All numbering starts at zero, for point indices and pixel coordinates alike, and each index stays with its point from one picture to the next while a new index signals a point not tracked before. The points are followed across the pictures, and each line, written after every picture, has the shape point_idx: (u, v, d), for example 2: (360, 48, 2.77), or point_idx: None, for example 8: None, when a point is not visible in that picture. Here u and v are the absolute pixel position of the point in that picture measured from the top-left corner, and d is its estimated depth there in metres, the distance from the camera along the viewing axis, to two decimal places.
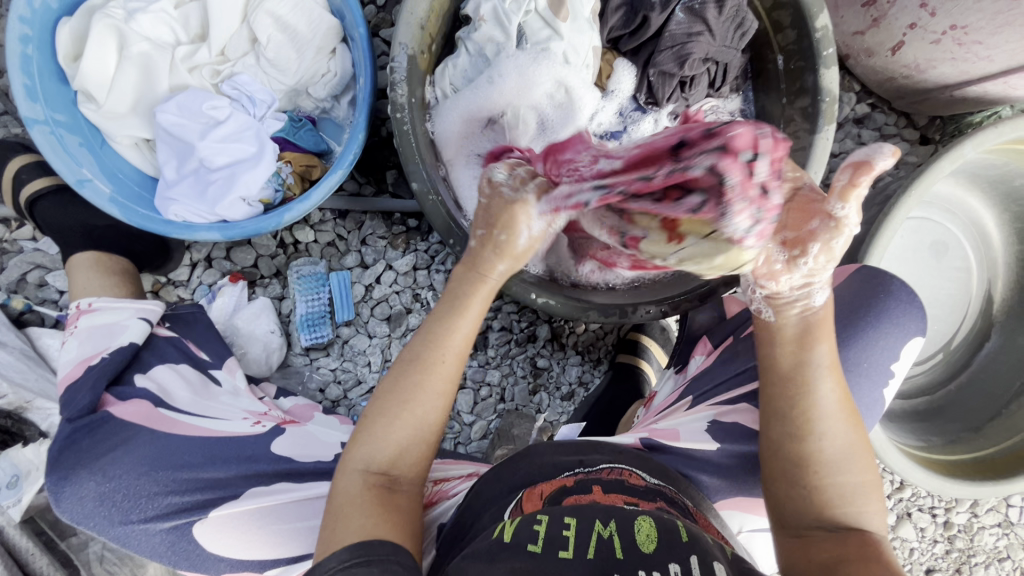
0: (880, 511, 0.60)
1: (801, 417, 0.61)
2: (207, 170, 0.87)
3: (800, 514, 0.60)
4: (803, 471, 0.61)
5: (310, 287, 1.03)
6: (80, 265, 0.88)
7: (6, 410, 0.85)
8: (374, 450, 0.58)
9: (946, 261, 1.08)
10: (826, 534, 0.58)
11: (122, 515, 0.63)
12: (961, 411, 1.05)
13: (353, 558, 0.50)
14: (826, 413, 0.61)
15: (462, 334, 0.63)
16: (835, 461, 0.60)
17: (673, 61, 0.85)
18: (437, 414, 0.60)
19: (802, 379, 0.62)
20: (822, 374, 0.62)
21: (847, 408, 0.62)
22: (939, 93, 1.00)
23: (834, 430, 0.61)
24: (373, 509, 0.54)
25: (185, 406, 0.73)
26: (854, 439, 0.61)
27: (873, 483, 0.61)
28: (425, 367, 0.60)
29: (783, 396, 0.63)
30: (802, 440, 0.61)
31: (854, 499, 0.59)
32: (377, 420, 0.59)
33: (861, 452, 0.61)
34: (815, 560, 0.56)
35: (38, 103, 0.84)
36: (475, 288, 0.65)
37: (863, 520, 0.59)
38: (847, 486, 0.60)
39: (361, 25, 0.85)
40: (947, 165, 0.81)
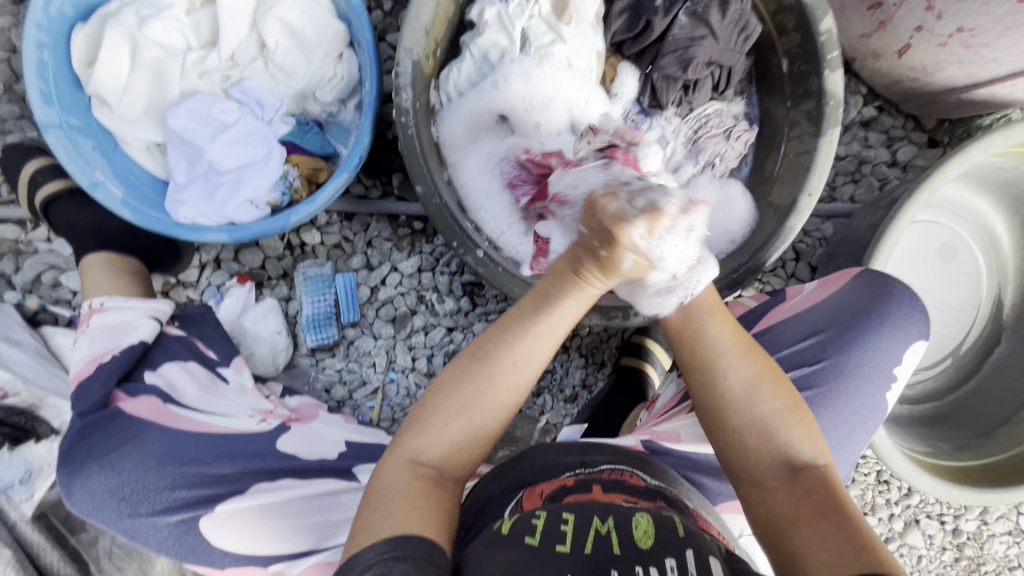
0: (811, 431, 0.61)
1: (700, 366, 0.65)
2: (217, 173, 0.89)
3: (744, 468, 0.61)
4: (722, 422, 0.63)
5: (316, 289, 1.04)
6: (94, 266, 0.90)
7: (19, 407, 0.87)
8: (428, 443, 0.58)
9: (955, 265, 1.07)
10: (776, 483, 0.59)
11: (130, 509, 0.64)
12: (971, 417, 1.03)
13: (389, 551, 0.50)
14: (719, 353, 0.64)
15: (541, 348, 0.61)
16: (744, 401, 0.62)
17: (676, 65, 0.86)
18: (495, 423, 0.60)
19: (690, 329, 0.66)
20: (703, 317, 0.66)
21: (736, 346, 0.64)
22: (947, 96, 0.99)
23: (731, 369, 0.63)
24: (418, 500, 0.55)
25: (193, 402, 0.75)
26: (753, 369, 0.63)
27: (791, 404, 0.62)
28: (494, 373, 0.59)
29: (682, 343, 0.67)
30: (708, 391, 0.64)
31: (777, 430, 0.61)
32: (436, 416, 0.59)
33: (772, 379, 0.63)
34: (772, 516, 0.57)
35: (53, 107, 0.86)
36: (569, 293, 0.61)
37: (796, 450, 0.60)
38: (767, 423, 0.61)
39: (367, 30, 0.86)
40: (953, 168, 0.81)
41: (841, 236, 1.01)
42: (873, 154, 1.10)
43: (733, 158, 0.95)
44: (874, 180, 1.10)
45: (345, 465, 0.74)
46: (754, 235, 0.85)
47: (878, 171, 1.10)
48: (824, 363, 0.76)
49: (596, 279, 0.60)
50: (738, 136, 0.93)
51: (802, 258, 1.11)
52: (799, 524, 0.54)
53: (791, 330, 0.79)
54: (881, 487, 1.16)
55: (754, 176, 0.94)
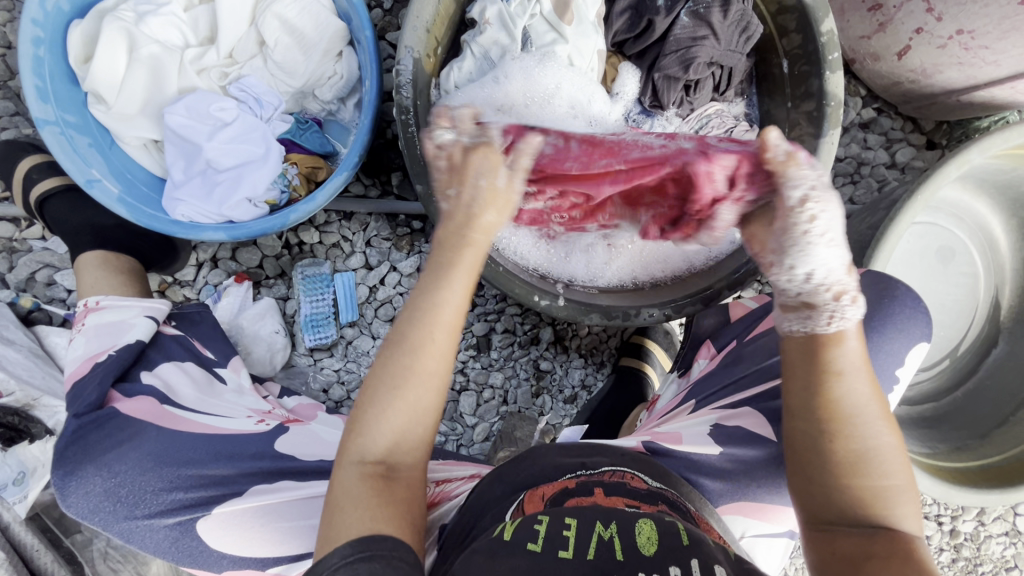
0: (916, 511, 0.55)
1: (821, 416, 0.55)
2: (214, 171, 0.89)
3: (824, 517, 0.56)
4: (824, 476, 0.55)
5: (314, 288, 1.03)
6: (89, 264, 0.89)
7: (13, 407, 0.86)
8: (370, 441, 0.56)
9: (953, 266, 1.07)
10: (856, 540, 0.53)
11: (126, 511, 0.64)
12: (968, 418, 1.04)
13: (357, 552, 0.50)
14: (859, 414, 0.54)
15: (451, 311, 0.58)
16: (862, 465, 0.54)
17: (678, 65, 0.86)
18: (432, 403, 0.57)
19: (826, 376, 0.54)
20: (855, 371, 0.54)
21: (879, 408, 0.54)
22: (946, 98, 1.00)
23: (870, 432, 0.54)
24: (369, 500, 0.54)
25: (190, 403, 0.74)
26: (892, 438, 0.55)
27: (910, 482, 0.55)
28: (415, 352, 0.56)
29: (801, 387, 0.56)
30: (826, 444, 0.55)
31: (888, 502, 0.54)
32: (370, 409, 0.56)
33: (901, 453, 0.55)
34: (841, 567, 0.52)
35: (49, 103, 0.85)
36: (458, 258, 0.59)
37: (896, 523, 0.54)
38: (881, 493, 0.54)
39: (368, 27, 0.86)
40: (953, 169, 0.81)
41: (840, 237, 1.01)
42: (872, 156, 1.11)
43: None
44: (872, 182, 1.10)
45: None
46: None
47: (877, 173, 1.10)
48: None
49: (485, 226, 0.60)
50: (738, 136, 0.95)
51: None
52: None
53: None
54: None
55: None
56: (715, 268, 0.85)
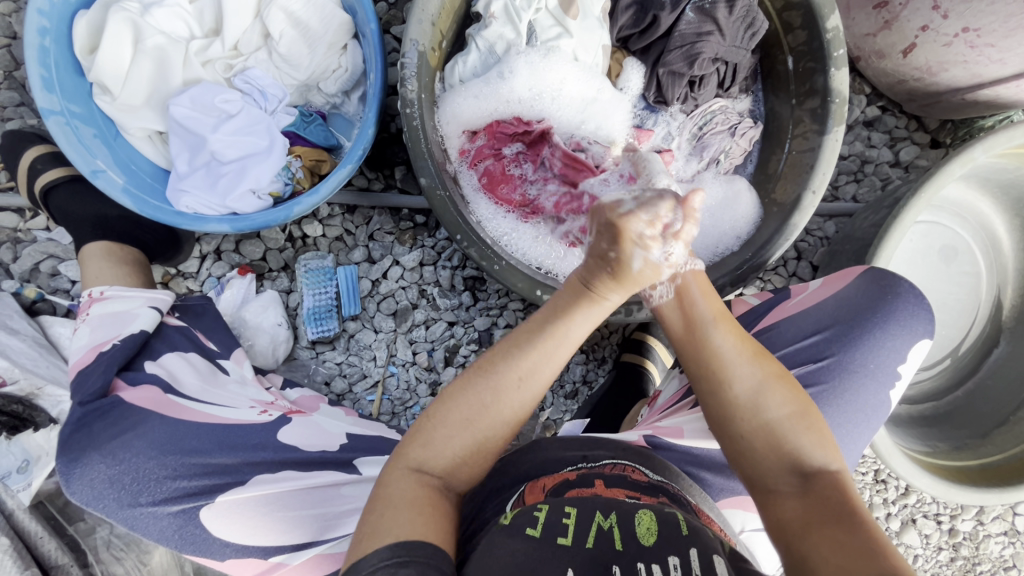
0: (823, 438, 0.59)
1: (703, 371, 0.62)
2: (219, 163, 0.89)
3: (758, 478, 0.59)
4: (730, 428, 0.61)
5: (317, 281, 1.04)
6: (93, 255, 0.89)
7: (17, 396, 0.86)
8: (433, 454, 0.57)
9: (955, 265, 1.07)
10: (788, 490, 0.57)
11: (130, 498, 0.64)
12: (969, 417, 1.04)
13: (394, 556, 0.49)
14: (727, 360, 0.61)
15: (548, 367, 0.59)
16: (751, 406, 0.60)
17: (682, 61, 0.85)
18: (500, 437, 0.59)
19: (694, 334, 0.62)
20: (710, 321, 0.62)
21: (743, 352, 0.61)
22: (951, 96, 0.99)
23: (739, 374, 0.60)
24: (421, 509, 0.54)
25: (193, 393, 0.74)
26: (762, 374, 0.60)
27: (802, 409, 0.60)
28: (503, 388, 0.57)
29: (687, 350, 0.63)
30: (715, 398, 0.61)
31: (788, 437, 0.59)
32: (440, 424, 0.57)
33: (778, 383, 0.61)
34: (783, 522, 0.55)
35: (54, 94, 0.85)
36: (581, 308, 0.59)
37: (807, 456, 0.58)
38: (778, 429, 0.59)
39: (373, 21, 0.86)
40: (957, 168, 0.81)
41: (843, 235, 1.02)
42: (876, 154, 1.11)
43: (738, 155, 0.94)
44: (876, 180, 1.10)
45: (347, 457, 0.73)
46: (758, 232, 0.85)
47: (881, 171, 1.10)
48: (828, 361, 0.76)
49: (611, 293, 0.59)
50: (743, 133, 0.93)
51: (804, 256, 1.12)
52: (812, 533, 0.52)
53: (794, 329, 0.79)
54: (878, 487, 1.17)
55: (757, 174, 0.94)
56: (717, 266, 0.85)
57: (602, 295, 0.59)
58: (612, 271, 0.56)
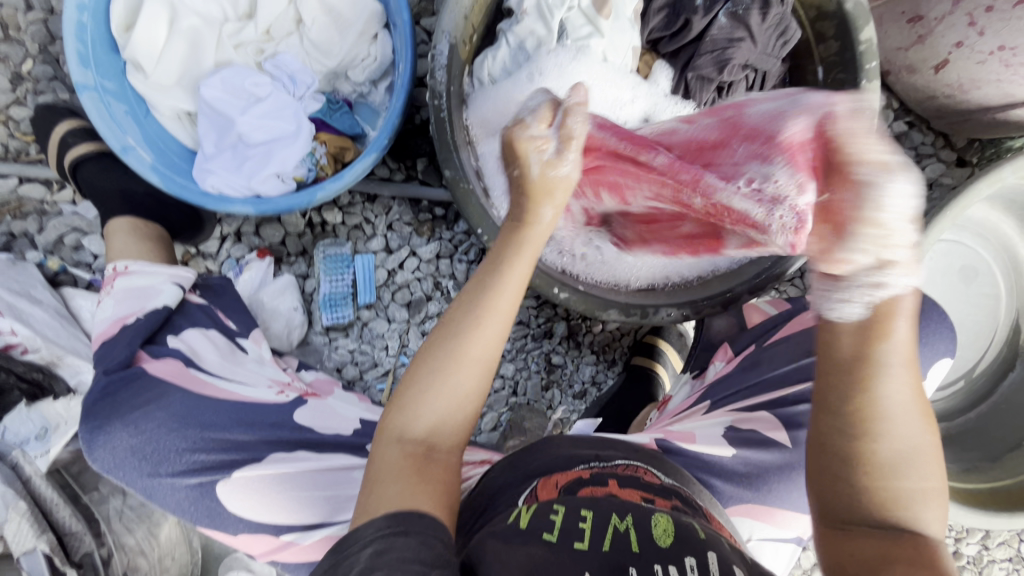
0: (943, 518, 0.51)
1: (855, 414, 0.51)
2: (246, 145, 0.90)
3: (843, 516, 0.52)
4: (837, 462, 0.52)
5: (334, 268, 1.05)
6: (119, 229, 0.91)
7: (38, 364, 0.88)
8: (407, 420, 0.58)
9: (975, 286, 1.06)
10: (874, 534, 0.50)
11: (150, 468, 0.65)
12: (981, 440, 1.03)
13: (392, 527, 0.50)
14: (892, 413, 0.50)
15: (501, 301, 0.61)
16: (896, 467, 0.51)
17: (712, 65, 0.85)
18: (473, 386, 0.60)
19: (865, 375, 0.50)
20: (894, 368, 0.50)
21: (915, 408, 0.51)
22: (981, 115, 0.98)
23: (897, 431, 0.50)
24: (410, 475, 0.55)
25: (213, 368, 0.75)
26: (920, 439, 0.52)
27: (940, 486, 0.52)
28: (460, 334, 0.59)
29: (843, 386, 0.51)
30: (854, 445, 0.51)
31: (907, 499, 0.51)
32: (418, 386, 0.59)
33: (932, 456, 0.52)
34: (863, 567, 0.48)
35: (89, 69, 0.86)
36: (517, 244, 0.63)
37: (921, 526, 0.50)
38: (904, 492, 0.51)
39: (405, 12, 0.86)
40: (984, 188, 0.82)
41: None
42: None
43: None
44: None
45: (360, 443, 0.73)
46: None
47: None
48: None
49: (540, 214, 0.62)
50: None
51: None
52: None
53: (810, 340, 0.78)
54: None
55: None
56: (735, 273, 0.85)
57: (536, 219, 0.63)
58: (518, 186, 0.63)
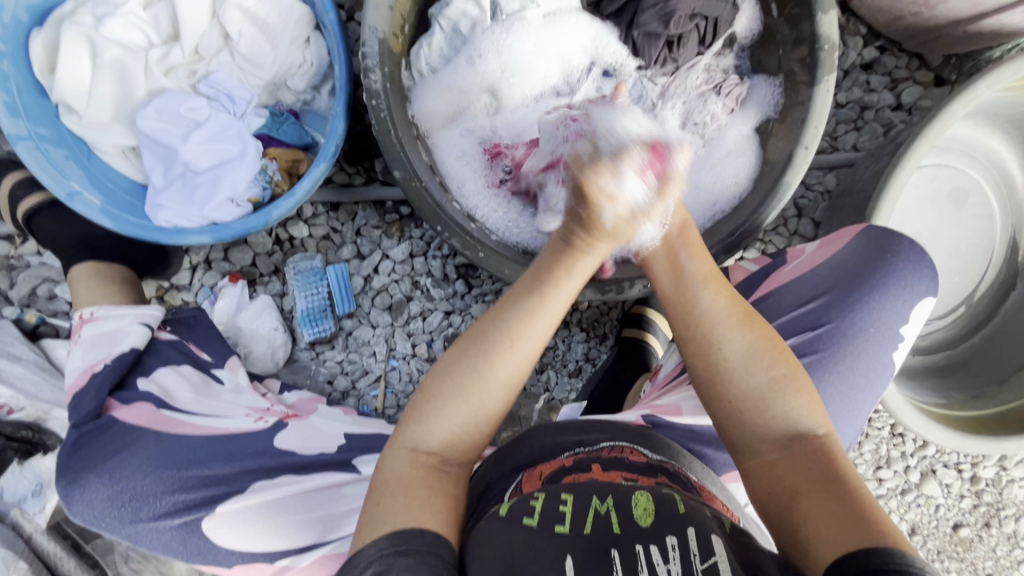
0: (812, 400, 0.58)
1: (694, 333, 0.62)
2: (193, 173, 0.87)
3: (743, 444, 0.59)
4: (720, 393, 0.60)
5: (308, 282, 1.03)
6: (81, 276, 0.90)
7: (26, 421, 0.91)
8: (432, 433, 0.57)
9: (966, 209, 1.02)
10: (775, 456, 0.57)
11: (131, 515, 0.65)
12: (985, 364, 1.01)
13: (392, 545, 0.50)
14: (718, 321, 0.61)
15: (539, 327, 0.59)
16: (740, 371, 0.59)
17: (657, 20, 0.81)
18: (498, 407, 0.58)
19: (682, 291, 0.64)
20: (718, 320, 0.61)
21: (733, 312, 0.62)
22: (952, 29, 0.93)
23: (727, 336, 0.61)
24: (422, 490, 0.54)
25: (187, 406, 0.74)
26: (751, 338, 0.61)
27: (790, 371, 0.59)
28: (496, 350, 0.58)
29: (677, 311, 0.64)
30: (704, 361, 0.61)
31: (778, 401, 0.58)
32: (437, 399, 0.58)
33: (767, 346, 0.61)
34: (773, 493, 0.55)
35: (19, 118, 0.84)
36: (574, 261, 0.62)
37: (796, 420, 0.58)
38: (766, 395, 0.58)
39: (331, 10, 0.83)
40: (960, 108, 0.77)
41: (844, 188, 0.97)
42: (876, 99, 1.05)
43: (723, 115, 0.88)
44: (877, 126, 1.05)
45: (345, 458, 0.74)
46: (752, 193, 0.80)
47: (882, 117, 1.06)
48: (825, 328, 0.73)
49: (594, 247, 0.62)
50: (729, 91, 0.87)
51: (805, 214, 1.08)
52: (801, 500, 0.53)
53: (790, 297, 0.76)
54: (895, 440, 1.15)
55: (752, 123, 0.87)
56: (709, 234, 0.81)
57: (591, 247, 0.62)
58: (583, 223, 0.61)
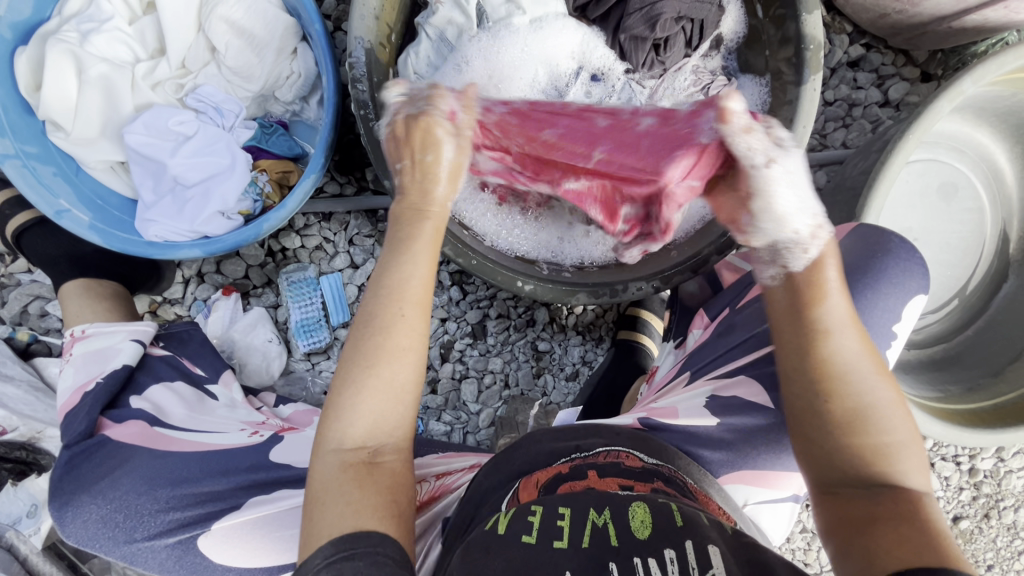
0: (923, 465, 0.54)
1: (815, 375, 0.55)
2: (183, 187, 0.87)
3: (830, 480, 0.55)
4: (822, 428, 0.55)
5: (301, 293, 1.03)
6: (71, 293, 0.89)
7: (19, 442, 0.90)
8: (349, 425, 0.54)
9: (956, 203, 1.03)
10: (869, 500, 0.52)
11: (125, 535, 0.65)
12: (979, 357, 1.01)
13: (338, 551, 0.48)
14: (856, 371, 0.55)
15: (415, 283, 0.58)
16: (867, 420, 0.54)
17: (643, 24, 0.80)
18: (411, 375, 0.56)
19: (812, 333, 0.56)
20: (844, 327, 0.55)
21: (871, 363, 0.55)
22: (936, 26, 0.94)
23: (863, 387, 0.54)
24: (354, 489, 0.52)
25: (180, 423, 0.74)
26: (891, 393, 0.55)
27: (912, 435, 0.55)
28: (391, 325, 0.56)
29: (787, 337, 0.57)
30: (824, 403, 0.55)
31: (894, 457, 0.54)
32: (346, 388, 0.54)
33: (898, 406, 0.55)
34: (854, 530, 0.51)
35: (6, 137, 0.83)
36: (417, 226, 0.61)
37: (905, 481, 0.53)
38: (886, 449, 0.54)
39: (317, 21, 0.82)
40: (946, 103, 0.78)
41: (834, 185, 0.98)
42: (864, 96, 1.06)
43: None
44: (865, 123, 1.06)
45: None
46: None
47: (870, 113, 1.06)
48: None
49: (442, 193, 0.63)
50: (717, 92, 0.88)
51: None
52: (877, 526, 0.50)
53: None
54: None
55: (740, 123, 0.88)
56: (702, 234, 0.82)
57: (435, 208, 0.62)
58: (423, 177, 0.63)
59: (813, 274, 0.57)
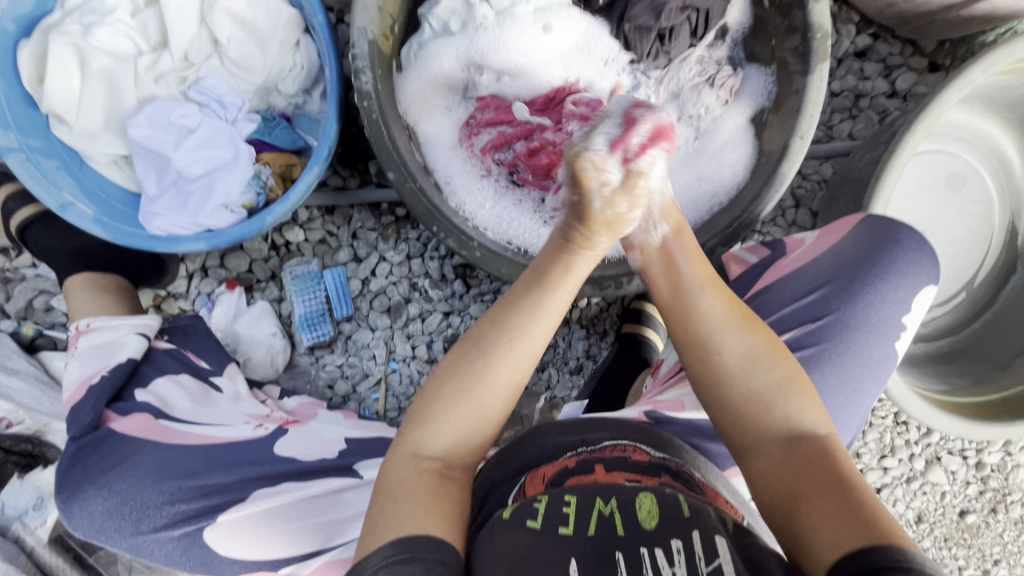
0: (813, 402, 0.60)
1: (692, 340, 0.64)
2: (187, 180, 0.87)
3: (745, 443, 0.60)
4: (718, 394, 0.62)
5: (305, 287, 1.03)
6: (76, 287, 0.90)
7: (25, 435, 0.91)
8: (430, 437, 0.58)
9: (965, 194, 1.02)
10: (773, 454, 0.58)
11: (132, 526, 0.65)
12: (987, 350, 1.00)
13: (395, 554, 0.49)
14: (716, 327, 0.63)
15: (536, 331, 0.60)
16: (742, 374, 0.61)
17: (648, 13, 0.80)
18: (500, 407, 0.59)
19: (681, 299, 0.65)
20: (692, 290, 0.65)
21: (731, 317, 0.63)
22: (944, 15, 0.92)
23: (726, 341, 0.62)
24: (425, 494, 0.54)
25: (187, 415, 0.74)
26: (751, 343, 0.62)
27: (790, 374, 0.61)
28: (497, 354, 0.59)
29: (676, 317, 0.66)
30: (703, 365, 0.63)
31: (777, 403, 0.60)
32: (434, 403, 0.58)
33: (772, 352, 0.62)
34: (774, 494, 0.56)
35: (10, 130, 0.83)
36: (575, 255, 0.63)
37: (797, 420, 0.59)
38: (765, 394, 0.60)
39: (319, 13, 0.82)
40: (955, 93, 0.77)
41: (840, 177, 0.97)
42: (871, 86, 1.05)
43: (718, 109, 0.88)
44: (873, 114, 1.05)
45: (347, 462, 0.74)
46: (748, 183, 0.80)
47: (877, 104, 1.05)
48: (827, 319, 0.74)
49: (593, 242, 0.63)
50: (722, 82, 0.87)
51: (802, 204, 1.07)
52: (802, 504, 0.53)
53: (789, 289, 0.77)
54: (899, 429, 1.15)
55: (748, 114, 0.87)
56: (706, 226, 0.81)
57: (594, 240, 0.63)
58: (581, 217, 0.62)
59: (678, 243, 0.67)
